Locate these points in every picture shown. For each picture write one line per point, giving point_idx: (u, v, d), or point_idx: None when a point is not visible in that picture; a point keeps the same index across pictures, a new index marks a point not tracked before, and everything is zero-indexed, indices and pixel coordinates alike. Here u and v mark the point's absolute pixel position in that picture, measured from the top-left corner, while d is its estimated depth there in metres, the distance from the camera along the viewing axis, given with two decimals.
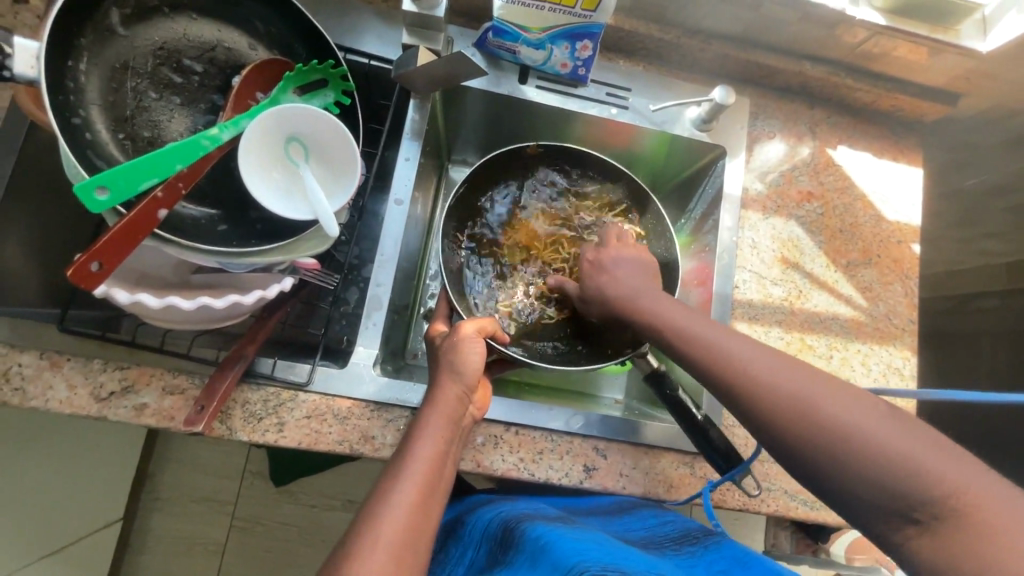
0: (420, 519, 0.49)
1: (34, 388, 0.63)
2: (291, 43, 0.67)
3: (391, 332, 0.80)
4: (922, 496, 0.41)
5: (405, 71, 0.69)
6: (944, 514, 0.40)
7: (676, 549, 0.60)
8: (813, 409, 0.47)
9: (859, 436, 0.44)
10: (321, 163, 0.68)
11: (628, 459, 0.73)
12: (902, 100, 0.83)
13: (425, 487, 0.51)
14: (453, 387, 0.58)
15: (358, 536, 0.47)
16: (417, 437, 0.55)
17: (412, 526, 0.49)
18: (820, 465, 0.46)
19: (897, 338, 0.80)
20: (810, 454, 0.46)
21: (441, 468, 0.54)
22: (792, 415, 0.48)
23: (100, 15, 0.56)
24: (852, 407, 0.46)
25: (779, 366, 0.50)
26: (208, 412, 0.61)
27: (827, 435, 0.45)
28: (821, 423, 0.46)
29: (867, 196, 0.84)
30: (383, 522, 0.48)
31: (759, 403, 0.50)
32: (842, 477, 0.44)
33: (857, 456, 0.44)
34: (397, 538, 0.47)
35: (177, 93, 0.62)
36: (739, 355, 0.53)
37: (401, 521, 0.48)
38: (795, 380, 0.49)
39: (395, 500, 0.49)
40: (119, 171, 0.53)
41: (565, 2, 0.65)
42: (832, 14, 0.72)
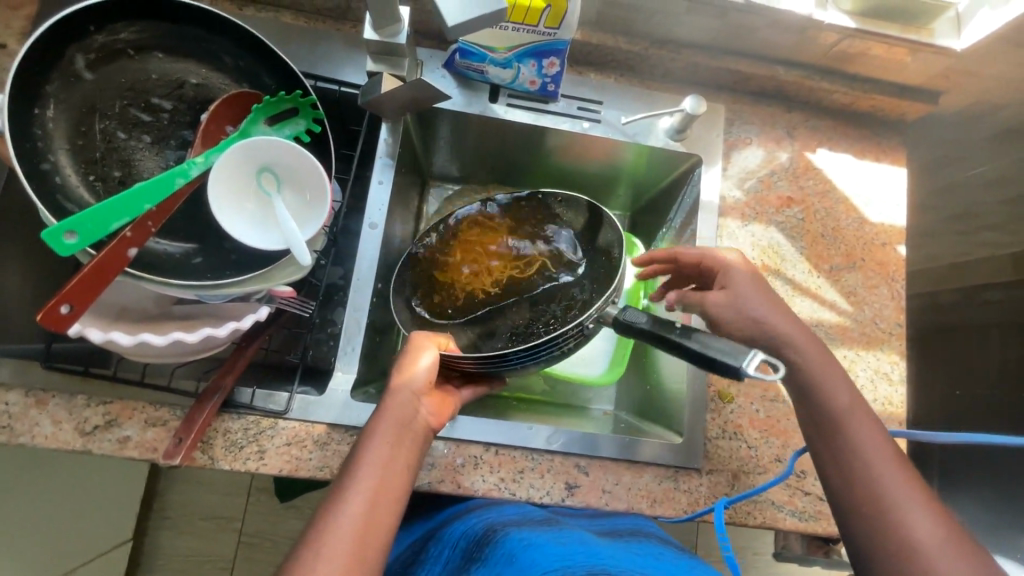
0: (371, 533, 0.50)
1: (21, 425, 0.64)
2: (259, 74, 0.68)
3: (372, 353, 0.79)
4: None
5: (372, 98, 0.69)
6: None
7: (651, 540, 0.63)
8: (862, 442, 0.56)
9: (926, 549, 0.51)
10: (293, 192, 0.68)
11: (611, 475, 0.72)
12: (882, 100, 0.82)
13: (372, 500, 0.52)
14: (402, 393, 0.59)
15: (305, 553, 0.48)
16: (364, 447, 0.55)
17: (359, 541, 0.50)
18: (878, 527, 0.53)
19: (885, 343, 0.79)
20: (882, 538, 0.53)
21: (390, 478, 0.54)
22: (845, 440, 0.57)
23: (65, 62, 0.58)
24: (886, 457, 0.56)
25: (850, 399, 0.58)
26: (187, 444, 0.62)
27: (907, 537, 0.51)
28: (909, 527, 0.52)
29: (849, 199, 0.83)
30: (324, 539, 0.49)
31: (864, 483, 0.55)
32: (871, 498, 0.54)
33: (890, 492, 0.53)
34: (347, 555, 0.48)
35: (147, 132, 0.63)
36: (864, 442, 0.56)
37: (347, 538, 0.49)
38: (856, 417, 0.58)
39: (342, 514, 0.50)
40: (86, 215, 0.54)
41: (528, 20, 0.66)
42: (800, 20, 0.71)
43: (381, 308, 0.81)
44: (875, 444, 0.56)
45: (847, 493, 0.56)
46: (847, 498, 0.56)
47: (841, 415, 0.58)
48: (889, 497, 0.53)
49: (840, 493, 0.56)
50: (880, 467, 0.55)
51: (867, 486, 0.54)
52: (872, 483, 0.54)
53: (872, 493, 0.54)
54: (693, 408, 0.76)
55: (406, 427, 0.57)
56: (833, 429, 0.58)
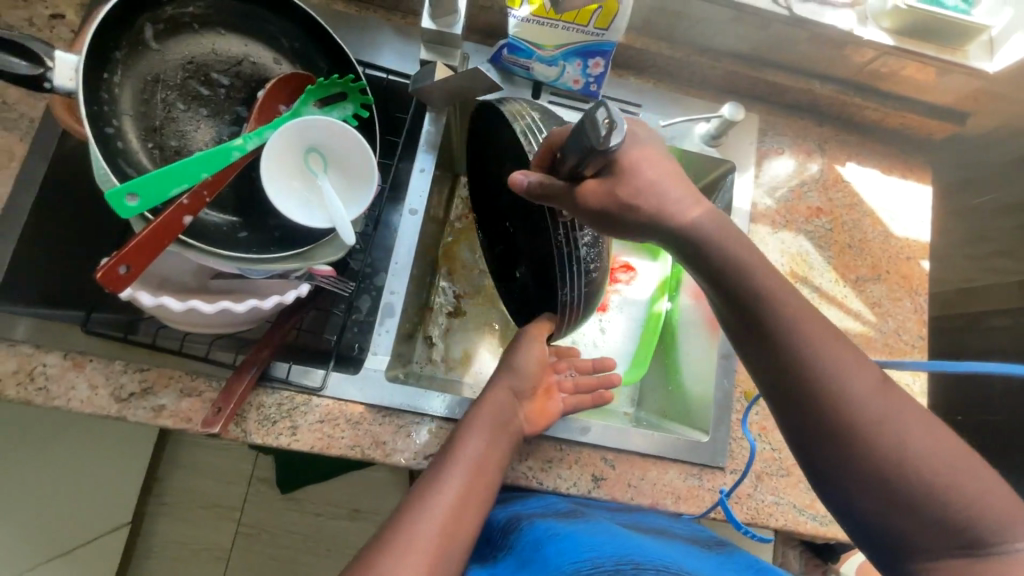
0: (459, 519, 0.55)
1: (57, 388, 0.65)
2: (313, 57, 0.69)
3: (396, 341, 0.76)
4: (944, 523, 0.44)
5: (421, 87, 0.70)
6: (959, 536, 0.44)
7: (675, 536, 0.63)
8: (857, 391, 0.48)
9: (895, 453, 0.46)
10: (340, 172, 0.70)
11: (637, 470, 0.73)
12: (911, 119, 0.84)
13: (462, 495, 0.56)
14: (503, 394, 0.66)
15: (387, 541, 0.51)
16: (459, 441, 0.61)
17: (449, 526, 0.54)
18: (844, 441, 0.47)
19: (907, 354, 0.81)
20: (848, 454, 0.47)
21: (481, 472, 0.59)
22: (836, 395, 0.48)
23: (134, 31, 0.59)
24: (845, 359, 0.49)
25: (837, 344, 0.50)
26: (226, 414, 0.63)
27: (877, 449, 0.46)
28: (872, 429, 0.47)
29: (875, 212, 0.85)
30: (416, 525, 0.53)
31: (820, 392, 0.48)
32: (836, 416, 0.48)
33: (849, 396, 0.48)
34: (434, 543, 0.52)
35: (204, 105, 0.64)
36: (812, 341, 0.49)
37: (436, 525, 0.53)
38: (845, 361, 0.49)
39: (444, 486, 0.57)
40: (149, 180, 0.55)
41: (578, 21, 0.69)
42: (840, 34, 0.73)
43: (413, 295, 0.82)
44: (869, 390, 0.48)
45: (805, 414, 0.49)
46: (807, 416, 0.49)
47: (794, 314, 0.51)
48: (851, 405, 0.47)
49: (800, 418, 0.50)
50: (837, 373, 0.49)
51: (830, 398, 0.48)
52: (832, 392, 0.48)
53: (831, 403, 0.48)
54: (719, 406, 0.77)
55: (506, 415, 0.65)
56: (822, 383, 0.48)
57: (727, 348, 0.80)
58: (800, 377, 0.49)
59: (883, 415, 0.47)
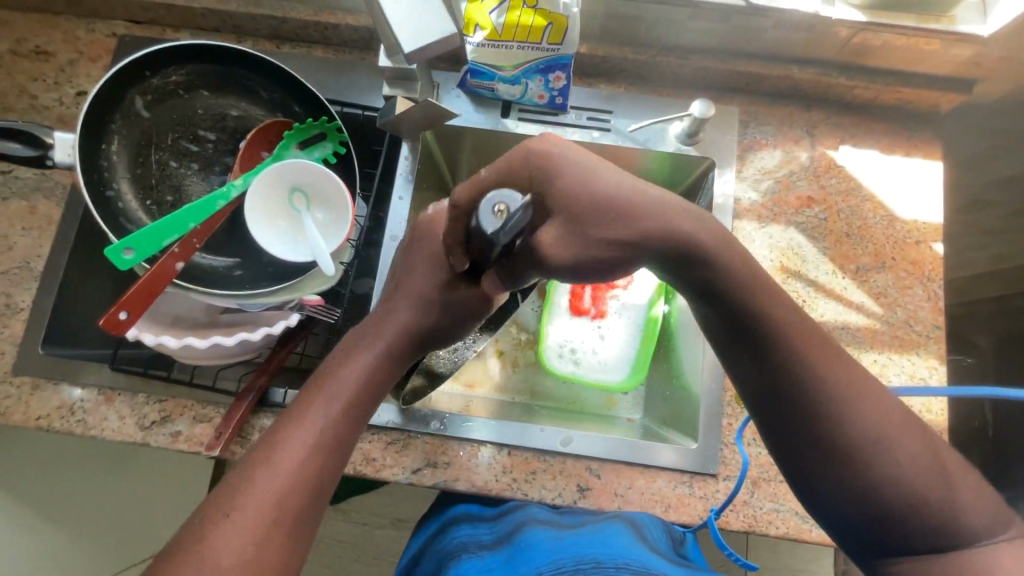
0: (294, 492, 0.51)
1: (93, 419, 0.74)
2: (290, 104, 0.75)
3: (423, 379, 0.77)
4: (937, 513, 0.49)
5: (388, 121, 0.74)
6: (945, 524, 0.49)
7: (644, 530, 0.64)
8: (853, 419, 0.50)
9: (891, 462, 0.49)
10: (320, 208, 0.75)
11: (623, 479, 0.72)
12: (907, 93, 0.78)
13: (299, 472, 0.51)
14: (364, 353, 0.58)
15: (223, 513, 0.49)
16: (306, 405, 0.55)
17: (284, 495, 0.50)
18: (844, 447, 0.50)
19: (921, 346, 0.75)
20: (857, 470, 0.50)
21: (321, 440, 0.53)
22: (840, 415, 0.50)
23: (127, 104, 0.68)
24: (840, 368, 0.52)
25: (835, 363, 0.52)
26: (225, 437, 0.69)
27: (876, 457, 0.50)
28: (871, 440, 0.50)
29: (876, 196, 0.80)
30: (248, 500, 0.49)
31: (824, 408, 0.51)
32: (836, 429, 0.50)
33: (843, 406, 0.50)
34: (261, 520, 0.48)
35: (194, 160, 0.72)
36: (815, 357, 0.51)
37: (266, 498, 0.49)
38: (846, 390, 0.51)
39: (308, 422, 0.54)
40: (141, 234, 0.62)
41: (532, 39, 0.71)
42: (806, 17, 0.70)
43: None
44: (869, 405, 0.51)
45: (806, 421, 0.51)
46: (806, 427, 0.51)
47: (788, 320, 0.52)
48: (847, 415, 0.50)
49: (802, 427, 0.52)
50: (838, 387, 0.51)
51: (832, 409, 0.50)
52: (835, 403, 0.50)
53: (835, 412, 0.50)
54: (708, 412, 0.75)
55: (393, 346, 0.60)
56: (811, 409, 0.51)
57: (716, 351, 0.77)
58: (802, 390, 0.51)
59: (877, 428, 0.50)
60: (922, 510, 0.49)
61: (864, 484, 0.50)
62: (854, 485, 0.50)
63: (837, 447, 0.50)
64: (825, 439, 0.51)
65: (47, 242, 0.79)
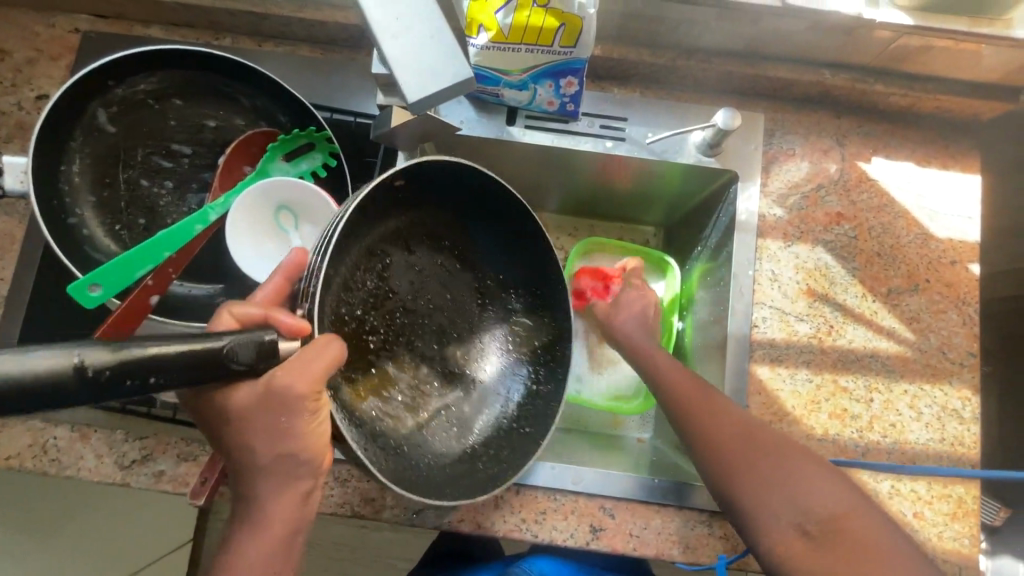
0: None
1: (68, 458, 0.69)
2: (274, 113, 0.68)
3: (458, 468, 0.61)
4: (817, 514, 0.55)
5: (383, 133, 0.67)
6: (835, 526, 0.54)
7: None
8: (734, 424, 0.61)
9: (769, 469, 0.58)
10: (309, 227, 0.68)
11: (638, 519, 0.68)
12: (948, 101, 0.72)
13: None
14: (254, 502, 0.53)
15: None
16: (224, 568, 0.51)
17: None
18: (719, 464, 0.60)
19: (955, 375, 0.71)
20: (740, 479, 0.59)
21: None
22: (718, 429, 0.61)
23: (88, 118, 0.60)
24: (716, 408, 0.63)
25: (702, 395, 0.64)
26: (211, 484, 0.63)
27: (752, 462, 0.59)
28: (742, 452, 0.60)
29: (910, 211, 0.74)
30: None
31: (706, 427, 0.62)
32: (718, 449, 0.60)
33: (718, 430, 0.61)
34: None
35: (168, 177, 0.65)
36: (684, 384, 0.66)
37: None
38: (711, 414, 0.62)
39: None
40: (111, 268, 0.56)
41: (542, 41, 0.64)
42: (846, 20, 0.64)
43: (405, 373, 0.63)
44: (734, 422, 0.62)
45: (700, 447, 0.62)
46: (702, 454, 0.62)
47: (672, 378, 0.67)
48: (723, 438, 0.61)
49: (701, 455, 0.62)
50: (703, 406, 0.63)
51: (707, 422, 0.62)
52: (709, 416, 0.62)
53: (709, 429, 0.62)
54: None
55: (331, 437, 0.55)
56: (694, 429, 0.62)
57: (737, 383, 0.70)
58: (679, 411, 0.64)
59: (740, 437, 0.61)
60: (803, 506, 0.56)
61: (749, 494, 0.58)
62: (740, 495, 0.58)
63: (720, 463, 0.60)
64: (713, 457, 0.60)
65: (9, 263, 0.72)
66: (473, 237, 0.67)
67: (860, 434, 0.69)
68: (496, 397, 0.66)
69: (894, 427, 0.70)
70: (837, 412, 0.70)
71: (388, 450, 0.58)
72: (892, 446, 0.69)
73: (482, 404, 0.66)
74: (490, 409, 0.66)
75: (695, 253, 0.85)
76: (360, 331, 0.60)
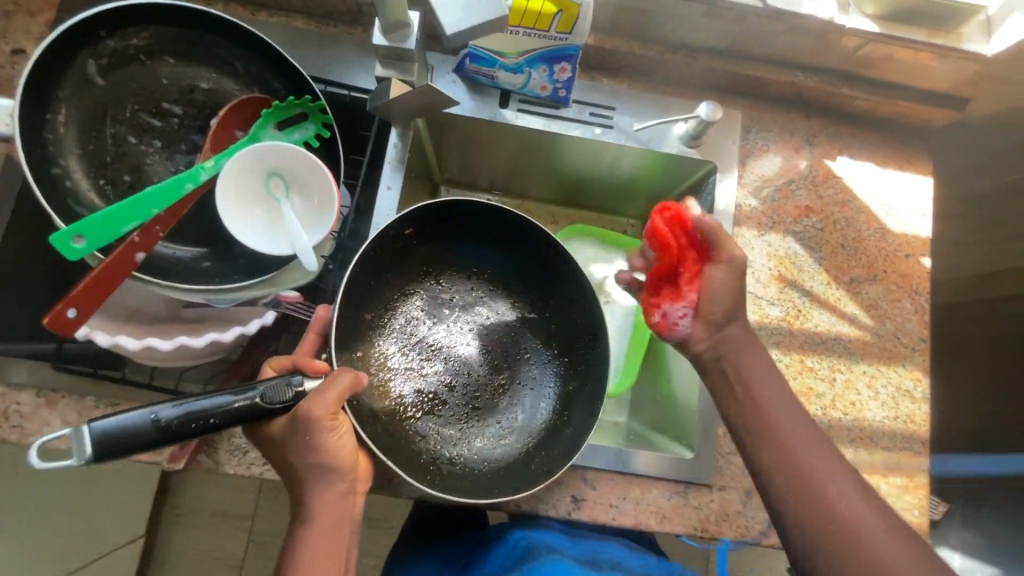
0: None
1: (30, 425, 0.65)
2: (269, 80, 0.67)
3: (512, 467, 0.69)
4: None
5: (380, 104, 0.67)
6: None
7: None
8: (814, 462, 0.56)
9: (845, 516, 0.52)
10: (300, 196, 0.68)
11: (618, 490, 0.70)
12: (906, 107, 0.79)
13: None
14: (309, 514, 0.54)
15: None
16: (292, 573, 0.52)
17: None
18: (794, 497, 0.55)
19: (907, 359, 0.77)
20: (814, 515, 0.53)
21: None
22: (796, 460, 0.56)
23: (77, 67, 0.58)
24: (816, 443, 0.57)
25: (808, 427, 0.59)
26: (190, 447, 0.64)
27: (832, 503, 0.53)
28: (812, 483, 0.55)
29: (870, 208, 0.80)
30: None
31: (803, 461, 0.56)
32: (800, 480, 0.55)
33: (808, 462, 0.56)
34: None
35: (157, 136, 0.64)
36: (787, 417, 0.59)
37: None
38: (809, 445, 0.57)
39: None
40: (97, 220, 0.54)
41: (539, 25, 0.66)
42: (820, 24, 0.69)
43: (455, 391, 0.72)
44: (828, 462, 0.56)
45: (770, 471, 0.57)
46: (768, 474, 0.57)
47: (774, 398, 0.61)
48: (815, 473, 0.55)
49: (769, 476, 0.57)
50: (790, 437, 0.58)
51: (791, 454, 0.57)
52: (786, 445, 0.57)
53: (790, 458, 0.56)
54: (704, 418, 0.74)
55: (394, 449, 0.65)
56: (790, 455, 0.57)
57: None
58: (768, 435, 0.59)
59: (814, 472, 0.55)
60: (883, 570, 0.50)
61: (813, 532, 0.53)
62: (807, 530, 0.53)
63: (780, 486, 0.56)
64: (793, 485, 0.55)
65: None
66: (503, 266, 0.78)
67: (824, 411, 0.74)
68: (540, 400, 0.73)
69: (854, 405, 0.75)
70: (804, 391, 0.74)
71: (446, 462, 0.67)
72: (852, 423, 0.74)
73: (527, 408, 0.73)
74: (533, 415, 0.73)
75: None
76: (409, 358, 0.72)
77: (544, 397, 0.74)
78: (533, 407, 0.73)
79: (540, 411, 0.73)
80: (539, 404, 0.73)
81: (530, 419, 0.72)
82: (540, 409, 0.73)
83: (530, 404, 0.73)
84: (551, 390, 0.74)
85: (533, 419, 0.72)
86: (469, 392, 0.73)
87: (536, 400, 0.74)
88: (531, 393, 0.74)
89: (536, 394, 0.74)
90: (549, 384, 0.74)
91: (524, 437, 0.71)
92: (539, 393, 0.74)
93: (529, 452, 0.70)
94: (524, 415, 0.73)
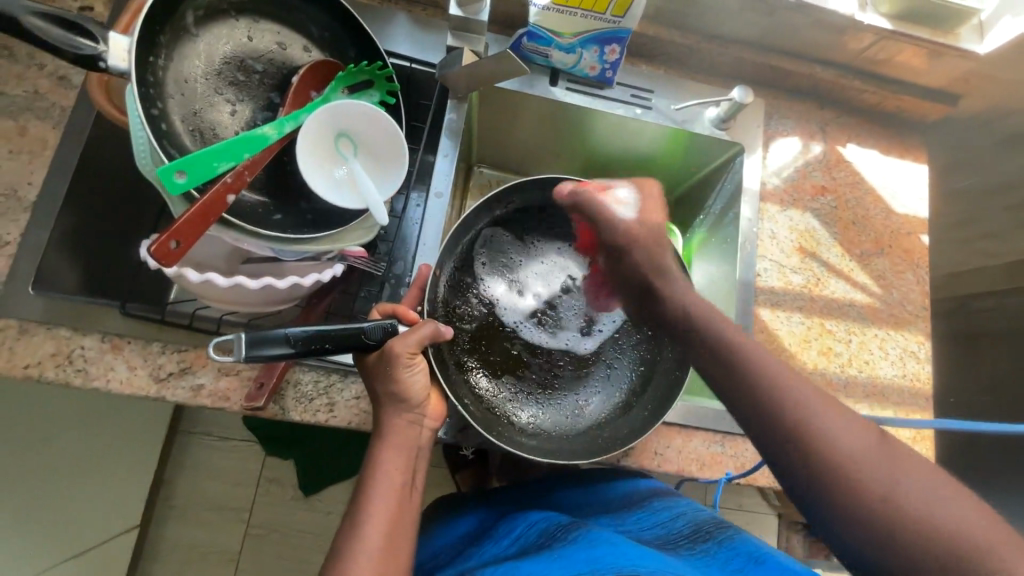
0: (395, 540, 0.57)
1: (96, 369, 0.66)
2: (345, 47, 0.72)
3: (585, 437, 0.73)
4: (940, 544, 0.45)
5: (450, 71, 0.74)
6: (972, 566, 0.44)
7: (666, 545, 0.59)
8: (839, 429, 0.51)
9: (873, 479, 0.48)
10: (367, 156, 0.71)
11: (662, 438, 0.76)
12: (907, 101, 0.89)
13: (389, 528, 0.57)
14: (390, 432, 0.62)
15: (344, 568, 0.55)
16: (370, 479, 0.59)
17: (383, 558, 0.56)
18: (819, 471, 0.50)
19: (911, 323, 0.85)
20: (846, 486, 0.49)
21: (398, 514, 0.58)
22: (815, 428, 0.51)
23: (177, 17, 0.61)
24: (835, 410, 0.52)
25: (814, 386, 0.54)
26: (267, 389, 0.66)
27: (850, 465, 0.49)
28: (846, 456, 0.49)
29: (876, 190, 0.89)
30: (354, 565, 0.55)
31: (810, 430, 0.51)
32: (824, 453, 0.50)
33: (827, 428, 0.51)
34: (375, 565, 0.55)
35: (240, 90, 0.66)
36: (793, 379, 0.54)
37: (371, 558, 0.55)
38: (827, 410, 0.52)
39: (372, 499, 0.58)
40: (197, 158, 0.57)
41: (596, 8, 0.71)
42: (840, 19, 0.78)
43: (533, 362, 0.78)
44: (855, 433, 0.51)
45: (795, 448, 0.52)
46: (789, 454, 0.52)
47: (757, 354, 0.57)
48: (836, 440, 0.50)
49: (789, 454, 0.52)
50: (811, 403, 0.52)
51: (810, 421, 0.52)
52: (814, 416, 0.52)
53: (815, 429, 0.51)
54: None
55: (479, 410, 0.71)
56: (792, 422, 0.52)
57: (745, 320, 0.80)
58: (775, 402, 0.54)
59: (850, 445, 0.50)
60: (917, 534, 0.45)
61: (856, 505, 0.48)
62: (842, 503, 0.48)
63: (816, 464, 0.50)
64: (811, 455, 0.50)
65: (39, 168, 0.69)
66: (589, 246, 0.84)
67: (842, 368, 0.81)
68: (612, 377, 0.78)
69: (867, 364, 0.82)
70: (824, 351, 0.82)
71: (518, 430, 0.72)
72: (867, 380, 0.81)
73: (600, 383, 0.78)
74: (606, 393, 0.77)
75: (698, 220, 0.96)
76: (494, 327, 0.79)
77: (616, 373, 0.78)
78: (606, 384, 0.78)
79: (613, 386, 0.78)
80: (614, 380, 0.78)
81: (602, 392, 0.77)
82: (613, 386, 0.77)
83: (603, 380, 0.78)
84: (623, 366, 0.79)
85: (606, 394, 0.77)
86: (549, 364, 0.79)
87: (612, 376, 0.78)
88: (608, 368, 0.79)
89: (610, 371, 0.79)
90: (621, 359, 0.79)
91: (598, 407, 0.76)
92: (613, 369, 0.79)
93: (601, 423, 0.75)
94: (599, 389, 0.78)
